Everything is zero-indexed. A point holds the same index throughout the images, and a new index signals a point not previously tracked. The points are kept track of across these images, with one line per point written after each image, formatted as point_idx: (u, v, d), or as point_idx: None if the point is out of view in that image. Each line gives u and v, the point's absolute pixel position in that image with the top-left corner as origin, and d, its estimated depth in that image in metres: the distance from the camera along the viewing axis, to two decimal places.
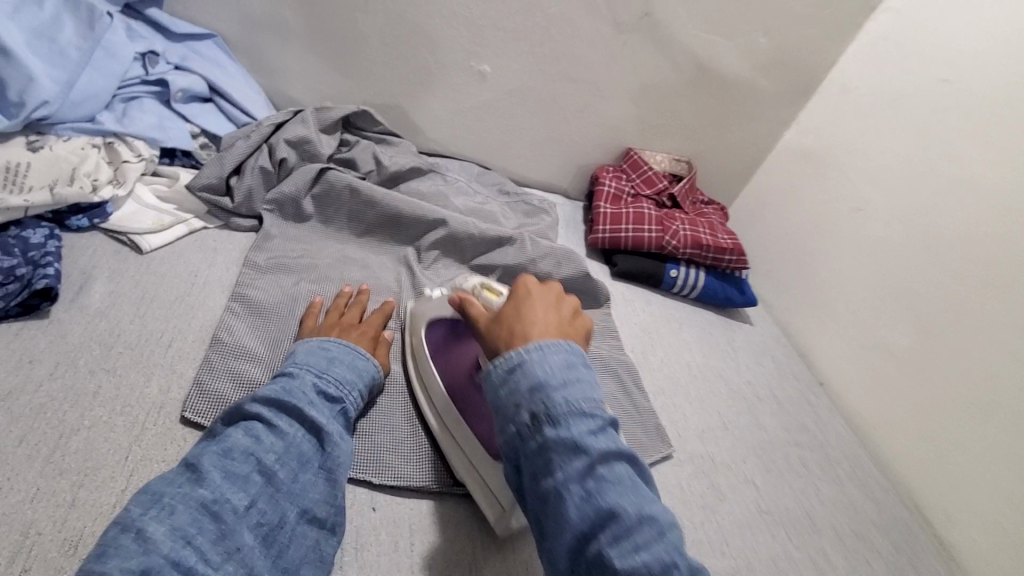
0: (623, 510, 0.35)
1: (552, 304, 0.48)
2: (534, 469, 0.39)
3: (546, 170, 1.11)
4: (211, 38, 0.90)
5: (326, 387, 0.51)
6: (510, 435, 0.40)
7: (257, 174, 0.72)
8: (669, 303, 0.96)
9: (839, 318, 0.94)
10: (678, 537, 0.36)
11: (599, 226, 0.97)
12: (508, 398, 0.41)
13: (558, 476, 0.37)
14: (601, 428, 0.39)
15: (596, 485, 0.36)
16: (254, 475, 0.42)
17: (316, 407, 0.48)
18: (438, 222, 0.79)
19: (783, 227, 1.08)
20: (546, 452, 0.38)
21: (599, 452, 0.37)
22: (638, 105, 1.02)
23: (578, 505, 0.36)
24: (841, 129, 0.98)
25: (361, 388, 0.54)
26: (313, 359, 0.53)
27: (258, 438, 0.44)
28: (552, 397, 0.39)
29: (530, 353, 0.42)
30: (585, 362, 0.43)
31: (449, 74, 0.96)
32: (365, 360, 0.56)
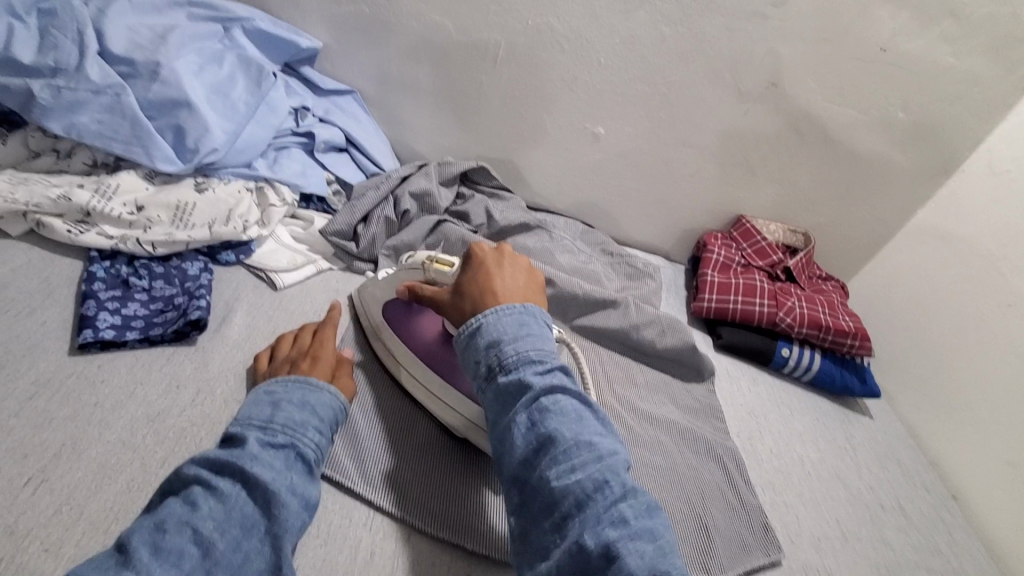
0: (560, 435, 0.40)
1: (507, 269, 0.54)
2: (493, 412, 0.45)
3: (649, 232, 1.10)
4: (351, 94, 0.99)
5: (276, 435, 0.45)
6: (477, 378, 0.47)
7: (382, 223, 0.76)
8: (778, 384, 0.90)
9: (983, 426, 0.82)
10: (618, 463, 0.40)
11: (704, 295, 0.93)
12: (472, 356, 0.48)
13: (509, 410, 0.43)
14: (547, 370, 0.44)
15: (540, 415, 0.42)
16: (189, 549, 0.36)
17: (264, 461, 0.42)
18: (544, 280, 0.79)
19: (914, 314, 0.98)
20: (499, 396, 0.44)
21: (541, 387, 0.43)
22: (755, 173, 0.99)
23: (524, 433, 0.41)
24: (991, 213, 0.88)
25: (320, 434, 0.48)
26: (259, 410, 0.48)
27: (193, 504, 0.38)
28: (505, 350, 0.45)
29: (487, 315, 0.48)
30: (539, 318, 0.48)
31: (563, 135, 0.98)
32: (320, 397, 0.51)
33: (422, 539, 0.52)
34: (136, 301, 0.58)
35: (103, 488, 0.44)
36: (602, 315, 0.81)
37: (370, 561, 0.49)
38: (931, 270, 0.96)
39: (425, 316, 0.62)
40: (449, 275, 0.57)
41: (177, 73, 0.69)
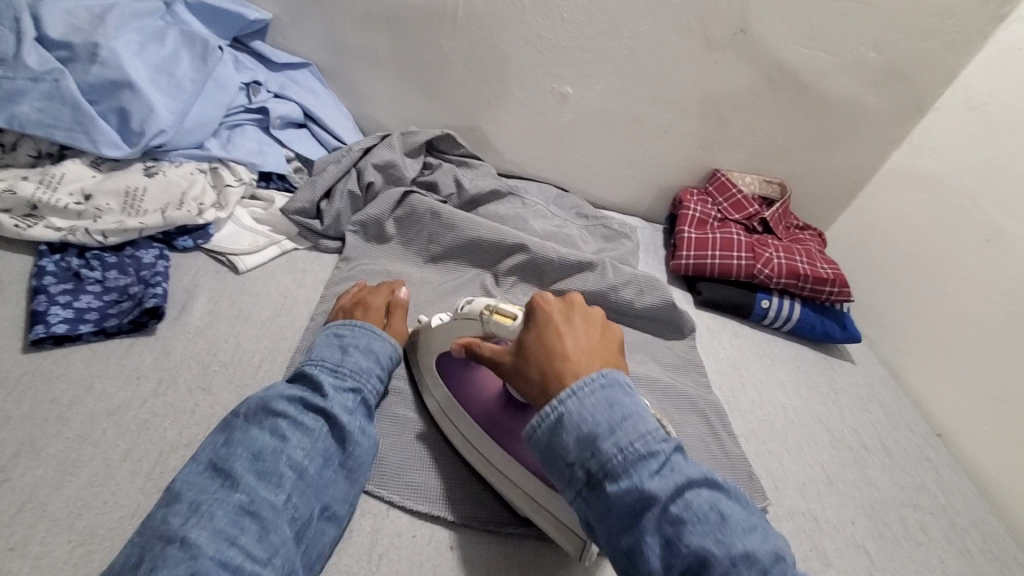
0: (709, 553, 0.35)
1: (578, 329, 0.48)
2: (608, 528, 0.39)
3: (625, 193, 1.08)
4: (306, 67, 0.95)
5: (347, 377, 0.51)
6: (574, 487, 0.41)
7: (346, 198, 0.74)
8: (759, 335, 0.90)
9: (964, 363, 0.83)
10: (779, 558, 0.36)
11: (682, 252, 0.92)
12: (562, 461, 0.42)
13: (636, 531, 0.38)
14: (661, 465, 0.39)
15: (674, 528, 0.37)
16: (286, 472, 0.43)
17: (341, 403, 0.49)
18: (517, 246, 0.77)
19: (893, 257, 0.98)
20: (611, 507, 0.39)
21: (666, 493, 0.38)
22: (728, 125, 0.97)
23: (660, 555, 0.37)
24: (968, 150, 0.88)
25: (381, 376, 0.55)
26: (331, 351, 0.53)
27: (284, 437, 0.45)
28: (607, 451, 0.40)
29: (566, 403, 0.42)
30: (626, 390, 0.43)
31: (531, 97, 0.96)
32: (382, 342, 0.56)
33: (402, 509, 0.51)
34: (88, 293, 0.56)
35: (65, 485, 0.43)
36: (581, 278, 0.79)
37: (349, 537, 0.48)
38: (909, 211, 0.96)
39: (482, 371, 0.58)
40: (510, 330, 0.50)
41: (117, 54, 0.65)
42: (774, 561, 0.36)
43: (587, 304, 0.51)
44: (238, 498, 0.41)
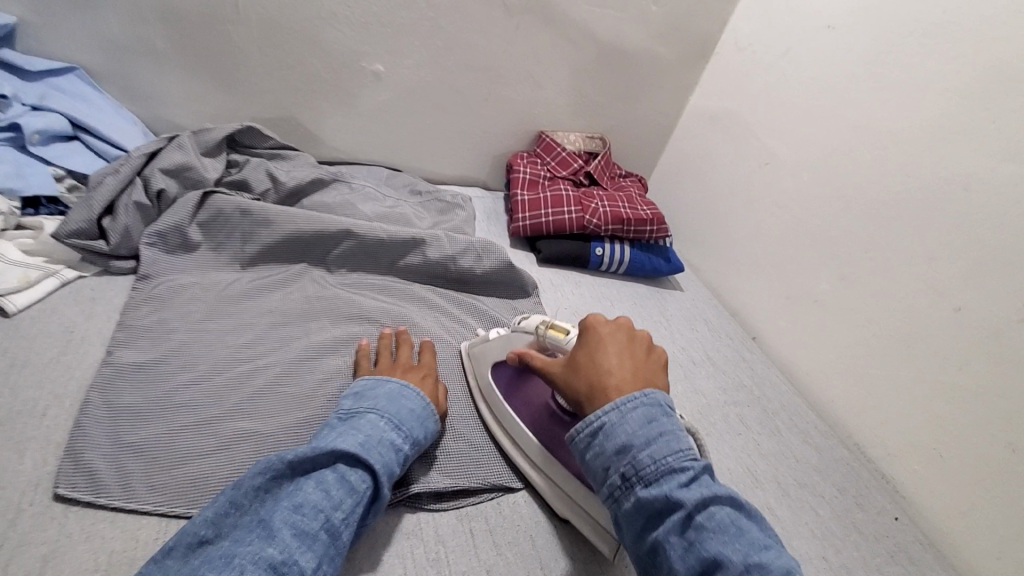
0: (726, 558, 0.37)
1: (623, 347, 0.52)
2: (637, 526, 0.42)
3: (460, 164, 1.09)
4: (72, 71, 0.81)
5: (394, 428, 0.50)
6: (608, 495, 0.44)
7: (133, 211, 0.66)
8: (599, 281, 0.96)
9: (762, 272, 0.96)
10: (784, 561, 0.37)
11: (519, 214, 0.95)
12: (597, 461, 0.45)
13: (659, 530, 0.40)
14: (691, 479, 0.41)
15: (697, 534, 0.39)
16: (322, 533, 0.41)
17: (387, 464, 0.47)
18: (342, 232, 0.74)
19: (701, 190, 1.09)
20: (642, 509, 0.42)
21: (692, 501, 0.40)
22: (545, 88, 1.02)
23: (682, 555, 0.39)
24: (743, 86, 1.00)
25: (423, 438, 0.53)
26: (389, 407, 0.52)
27: (329, 492, 0.43)
28: (640, 457, 0.43)
29: (610, 416, 0.45)
30: (666, 409, 0.46)
31: (342, 78, 0.92)
32: (431, 414, 0.56)
33: None
34: None
35: None
36: (416, 254, 0.78)
37: None
38: (709, 148, 1.08)
39: (534, 384, 0.61)
40: (565, 345, 0.56)
41: None
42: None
43: (636, 326, 0.55)
44: (269, 553, 0.38)
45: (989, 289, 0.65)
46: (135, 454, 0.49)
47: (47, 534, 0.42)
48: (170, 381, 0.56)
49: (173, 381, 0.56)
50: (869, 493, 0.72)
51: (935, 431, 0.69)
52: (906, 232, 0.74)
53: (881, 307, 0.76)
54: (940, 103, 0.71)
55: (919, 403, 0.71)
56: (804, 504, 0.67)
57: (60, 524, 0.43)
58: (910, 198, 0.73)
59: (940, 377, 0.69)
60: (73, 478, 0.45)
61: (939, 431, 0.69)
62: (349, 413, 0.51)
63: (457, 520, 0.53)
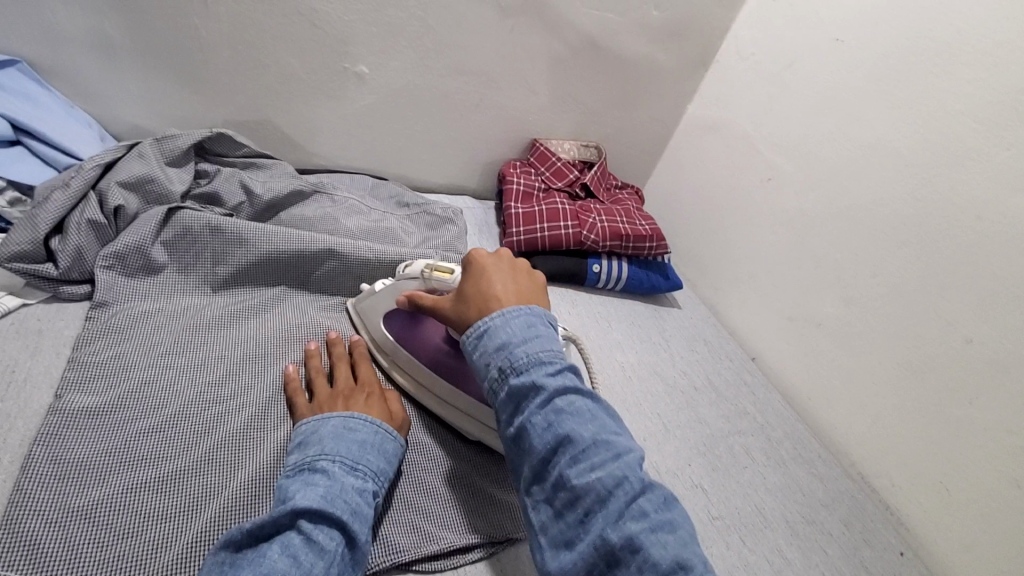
0: (577, 435, 0.39)
1: (503, 272, 0.51)
2: (507, 414, 0.42)
3: (449, 172, 1.03)
4: (14, 65, 0.72)
5: (352, 468, 0.46)
6: (485, 394, 0.44)
7: (86, 230, 0.59)
8: (596, 299, 0.92)
9: (762, 290, 0.93)
10: (624, 446, 0.39)
11: (512, 229, 0.90)
12: (481, 361, 0.45)
13: (524, 413, 0.41)
14: (559, 372, 0.42)
15: (557, 415, 0.40)
16: None
17: (356, 509, 0.43)
18: (325, 253, 0.68)
19: (700, 203, 1.06)
20: (511, 399, 0.42)
21: (554, 388, 0.41)
22: (539, 94, 0.97)
23: (541, 433, 0.40)
24: (744, 97, 0.97)
25: (385, 469, 0.49)
26: (344, 445, 0.48)
27: (296, 558, 0.38)
28: (515, 353, 0.43)
29: (494, 320, 0.45)
30: (546, 320, 0.47)
31: (322, 79, 0.85)
32: (390, 441, 0.52)
33: None
34: None
35: None
36: None
37: None
38: (707, 160, 1.04)
39: (427, 324, 0.61)
40: (450, 283, 0.56)
41: None
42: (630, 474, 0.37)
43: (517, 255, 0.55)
44: None
45: (1001, 320, 0.62)
46: (85, 521, 0.43)
47: None
48: (127, 431, 0.49)
49: (131, 431, 0.49)
50: (876, 528, 0.70)
51: (943, 465, 0.67)
52: (915, 258, 0.71)
53: (887, 333, 0.74)
54: (952, 124, 0.68)
55: (927, 436, 0.69)
56: (813, 545, 0.64)
57: None
58: (920, 223, 0.71)
59: (949, 411, 0.67)
60: (7, 557, 0.39)
61: (948, 466, 0.66)
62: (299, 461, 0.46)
63: None
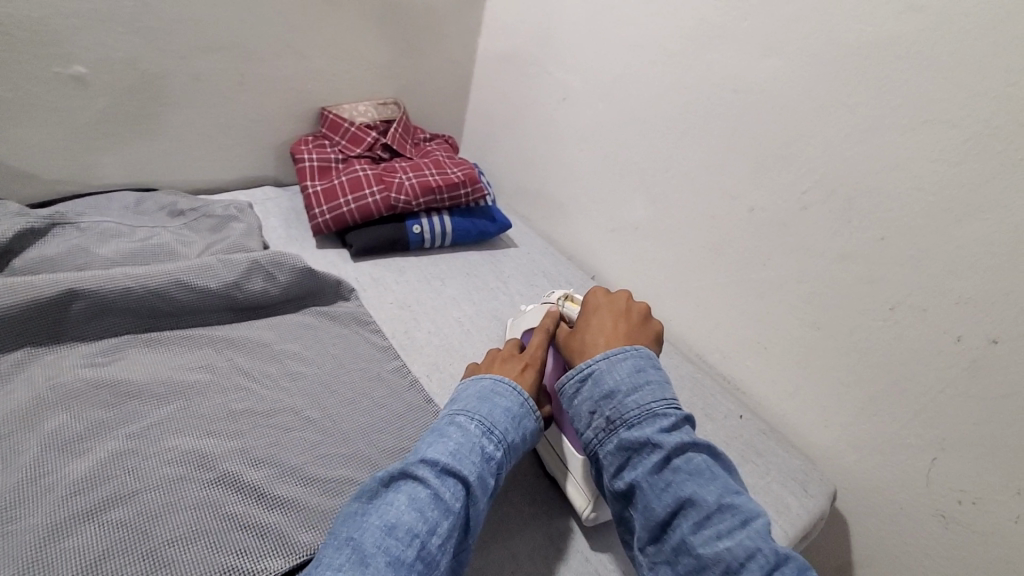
0: (701, 498, 0.43)
1: (604, 313, 0.58)
2: (616, 469, 0.47)
3: (236, 165, 0.92)
4: None
5: (497, 429, 0.48)
6: (588, 439, 0.49)
7: None
8: (426, 260, 0.88)
9: (586, 210, 0.94)
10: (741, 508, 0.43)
11: (315, 209, 0.83)
12: (581, 406, 0.50)
13: (636, 474, 0.45)
14: (671, 426, 0.47)
15: (675, 476, 0.45)
16: (415, 564, 0.38)
17: (484, 470, 0.45)
18: (65, 292, 0.57)
19: (513, 137, 1.04)
20: (620, 448, 0.47)
21: (673, 446, 0.45)
22: (310, 57, 0.88)
23: (659, 498, 0.44)
24: (523, 20, 0.95)
25: (520, 442, 0.49)
26: (482, 405, 0.49)
27: (421, 510, 0.41)
28: (625, 402, 0.48)
29: (599, 362, 0.51)
30: (651, 362, 0.52)
31: (25, 90, 0.70)
32: (529, 416, 0.51)
33: None
34: None
35: None
36: (185, 292, 0.63)
37: None
38: (508, 93, 1.02)
39: None
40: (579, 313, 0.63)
41: None
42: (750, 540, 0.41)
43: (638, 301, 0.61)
44: None
45: (768, 182, 0.67)
46: None
47: None
48: None
49: None
50: (716, 401, 0.75)
51: (755, 325, 0.73)
52: (694, 144, 0.74)
53: (689, 220, 0.77)
54: (694, 8, 0.70)
55: (738, 303, 0.74)
56: None
57: None
58: (690, 108, 0.73)
59: (747, 276, 0.72)
60: None
61: (758, 324, 0.72)
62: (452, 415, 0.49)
63: None
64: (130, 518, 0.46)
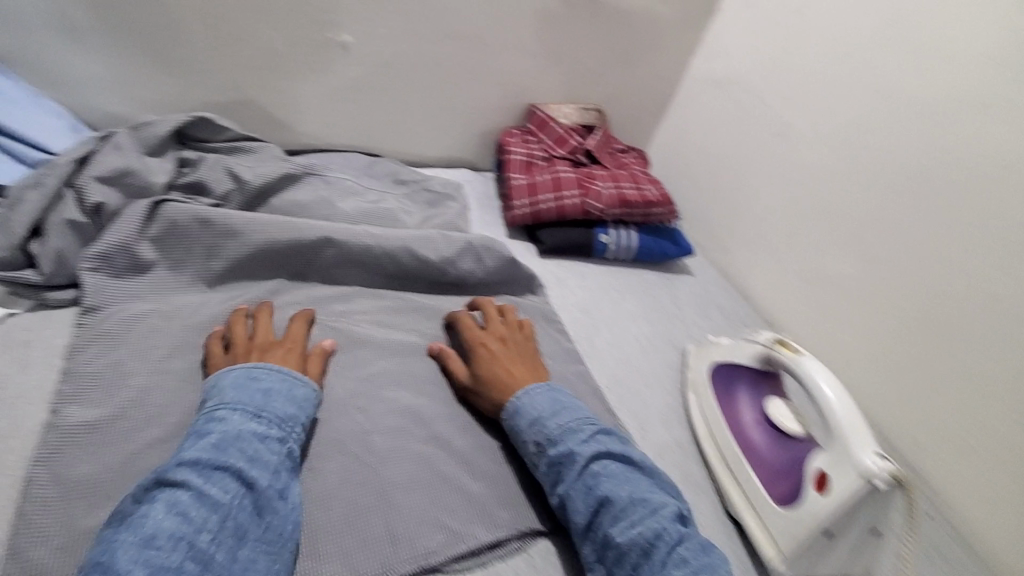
0: (617, 496, 0.47)
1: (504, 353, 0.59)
2: (550, 483, 0.50)
3: (445, 144, 0.97)
4: None
5: (268, 434, 0.45)
6: (524, 454, 0.53)
7: (66, 231, 0.56)
8: (605, 270, 0.88)
9: (777, 253, 0.90)
10: (641, 514, 0.45)
11: (515, 202, 0.86)
12: (517, 436, 0.53)
13: (565, 483, 0.49)
14: (589, 437, 0.51)
15: (594, 480, 0.48)
16: (187, 564, 0.36)
17: (262, 467, 0.43)
18: (320, 240, 0.64)
19: (707, 164, 1.02)
20: (550, 465, 0.50)
21: (590, 454, 0.49)
22: (536, 55, 0.91)
23: (583, 498, 0.47)
24: (752, 47, 0.92)
25: (302, 417, 0.48)
26: (248, 392, 0.47)
27: (185, 515, 0.37)
28: (546, 425, 0.52)
29: (522, 398, 0.54)
30: (563, 392, 0.56)
31: (304, 52, 0.79)
32: (303, 385, 0.50)
33: None
34: None
35: None
36: (409, 259, 0.69)
37: None
38: (713, 118, 1.00)
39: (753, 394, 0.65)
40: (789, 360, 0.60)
41: None
42: (668, 525, 0.45)
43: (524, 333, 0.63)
44: None
45: None
46: None
47: None
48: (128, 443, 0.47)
49: (133, 443, 0.47)
50: None
51: (965, 422, 0.66)
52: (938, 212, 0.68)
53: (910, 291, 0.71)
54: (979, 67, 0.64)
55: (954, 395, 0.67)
56: None
57: None
58: (943, 172, 0.68)
59: (973, 367, 0.65)
60: None
61: (969, 423, 0.66)
62: (204, 417, 0.45)
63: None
64: (363, 458, 0.51)
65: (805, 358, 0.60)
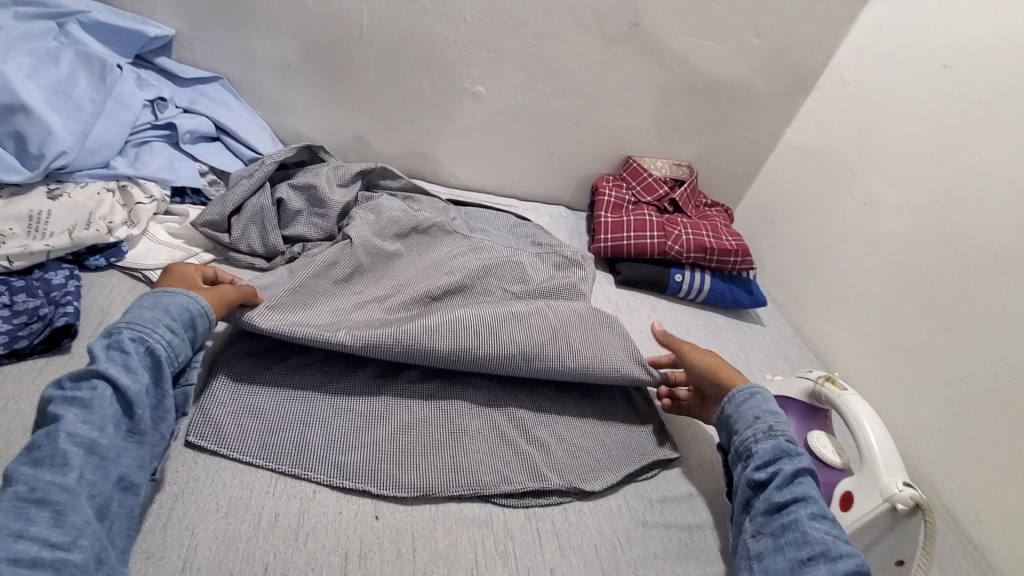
0: (820, 501, 0.51)
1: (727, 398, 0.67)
2: (763, 458, 0.55)
3: (547, 182, 1.12)
4: (216, 80, 0.93)
5: (121, 341, 0.47)
6: (744, 429, 0.58)
7: (258, 212, 0.75)
8: (676, 307, 0.96)
9: (851, 314, 0.93)
10: (836, 524, 0.49)
11: (601, 235, 0.97)
12: (749, 414, 0.59)
13: (783, 463, 0.53)
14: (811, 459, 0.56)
15: (810, 480, 0.52)
16: (71, 450, 0.41)
17: (119, 366, 0.46)
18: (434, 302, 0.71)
19: (790, 224, 1.07)
20: (778, 444, 0.55)
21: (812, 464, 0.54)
22: (637, 115, 1.04)
23: (793, 483, 0.52)
24: (845, 123, 0.98)
25: (169, 322, 0.51)
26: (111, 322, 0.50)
27: (61, 419, 0.42)
28: (787, 426, 0.57)
29: (767, 398, 0.61)
30: None
31: (446, 96, 0.98)
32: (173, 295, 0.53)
33: (327, 493, 0.53)
34: None
35: None
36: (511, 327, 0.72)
37: (275, 525, 0.49)
38: (802, 183, 1.06)
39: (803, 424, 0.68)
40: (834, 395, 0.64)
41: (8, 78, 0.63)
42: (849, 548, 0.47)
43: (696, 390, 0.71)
44: (16, 488, 0.38)
45: None
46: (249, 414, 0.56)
47: (177, 475, 0.50)
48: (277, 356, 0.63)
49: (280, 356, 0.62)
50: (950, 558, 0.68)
51: None
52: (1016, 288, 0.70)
53: (984, 362, 0.72)
54: None
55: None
56: None
57: (187, 470, 0.51)
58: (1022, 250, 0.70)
59: None
60: (203, 432, 0.53)
61: None
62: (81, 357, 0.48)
63: (524, 517, 0.57)
64: (446, 406, 0.63)
65: (847, 394, 0.63)
